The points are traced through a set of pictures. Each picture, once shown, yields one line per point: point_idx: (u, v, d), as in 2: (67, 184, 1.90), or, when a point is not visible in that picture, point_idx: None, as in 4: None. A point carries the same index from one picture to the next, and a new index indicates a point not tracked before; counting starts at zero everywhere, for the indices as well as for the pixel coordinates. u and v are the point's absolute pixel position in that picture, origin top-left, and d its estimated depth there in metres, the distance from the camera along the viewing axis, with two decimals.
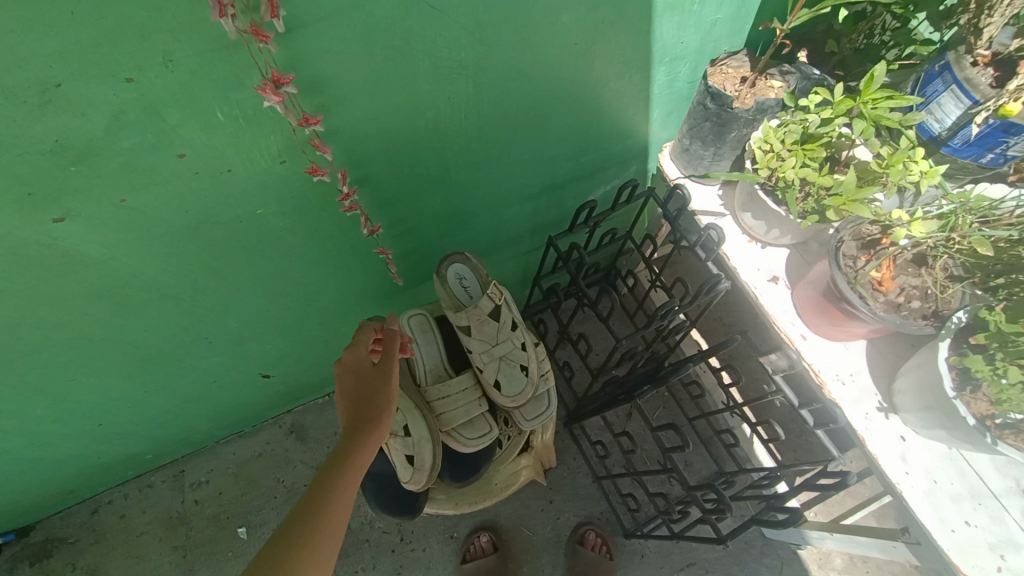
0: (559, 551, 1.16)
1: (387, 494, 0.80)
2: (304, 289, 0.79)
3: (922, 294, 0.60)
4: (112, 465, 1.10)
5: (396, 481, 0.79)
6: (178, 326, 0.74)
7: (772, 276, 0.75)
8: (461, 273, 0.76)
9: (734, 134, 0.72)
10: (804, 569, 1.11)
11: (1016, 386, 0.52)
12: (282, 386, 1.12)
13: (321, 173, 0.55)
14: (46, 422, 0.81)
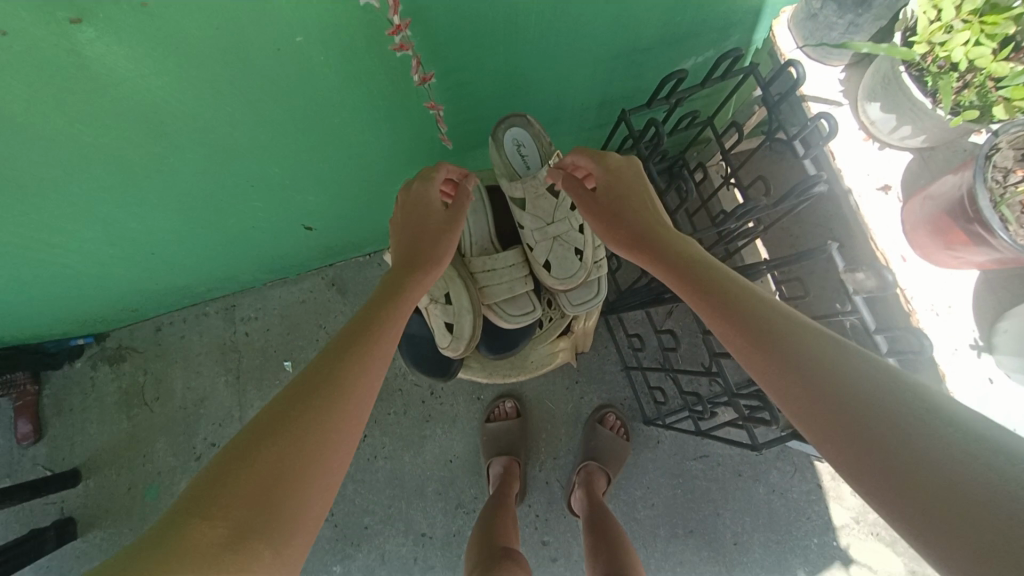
0: (577, 425, 1.22)
1: (423, 354, 0.81)
2: (347, 138, 0.72)
3: None
4: (168, 292, 1.17)
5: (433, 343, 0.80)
6: (218, 164, 0.70)
7: (883, 184, 0.65)
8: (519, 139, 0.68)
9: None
10: (815, 479, 1.14)
11: None
12: (324, 240, 1.11)
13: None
14: (103, 243, 0.84)
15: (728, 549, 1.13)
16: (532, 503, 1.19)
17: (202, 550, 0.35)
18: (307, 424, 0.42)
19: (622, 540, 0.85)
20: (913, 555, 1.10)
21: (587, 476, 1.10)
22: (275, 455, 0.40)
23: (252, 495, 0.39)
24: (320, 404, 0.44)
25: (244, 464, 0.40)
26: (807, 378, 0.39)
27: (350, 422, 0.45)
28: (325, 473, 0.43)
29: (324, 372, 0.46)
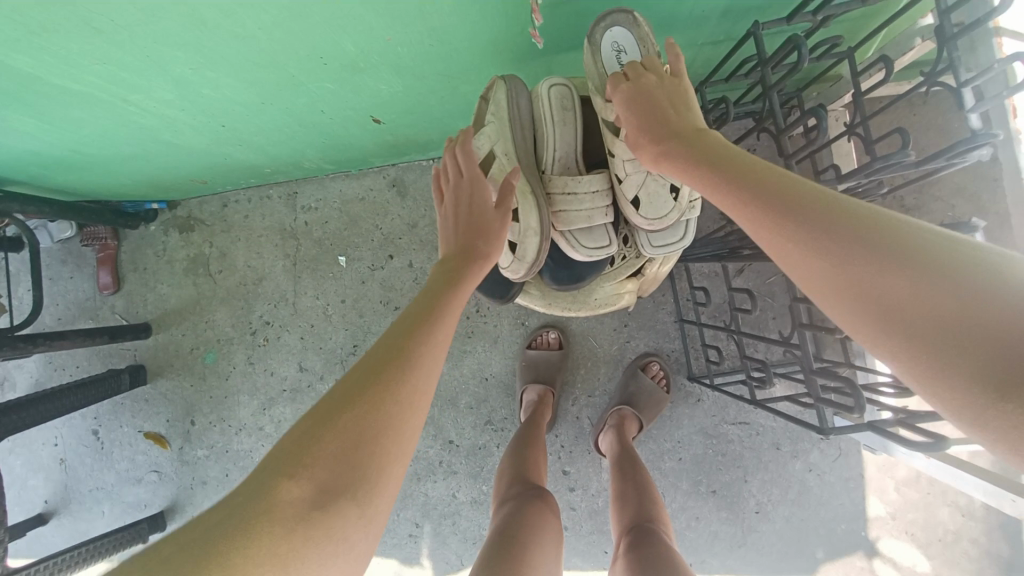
0: (618, 368, 1.20)
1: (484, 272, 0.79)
2: (433, 21, 0.64)
3: None
4: (236, 168, 1.17)
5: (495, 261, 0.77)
6: (294, 36, 0.65)
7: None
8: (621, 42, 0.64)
9: None
10: (859, 467, 1.08)
11: None
12: (390, 136, 1.06)
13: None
14: (175, 107, 0.82)
15: (748, 515, 1.12)
16: (559, 434, 1.20)
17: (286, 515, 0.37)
18: (376, 406, 0.42)
19: (650, 489, 0.84)
20: (944, 560, 1.05)
21: (619, 419, 1.10)
22: (347, 429, 0.40)
23: (329, 469, 0.39)
24: (388, 387, 0.43)
25: (314, 429, 0.40)
26: (852, 269, 0.35)
27: (420, 397, 0.45)
28: (397, 456, 0.43)
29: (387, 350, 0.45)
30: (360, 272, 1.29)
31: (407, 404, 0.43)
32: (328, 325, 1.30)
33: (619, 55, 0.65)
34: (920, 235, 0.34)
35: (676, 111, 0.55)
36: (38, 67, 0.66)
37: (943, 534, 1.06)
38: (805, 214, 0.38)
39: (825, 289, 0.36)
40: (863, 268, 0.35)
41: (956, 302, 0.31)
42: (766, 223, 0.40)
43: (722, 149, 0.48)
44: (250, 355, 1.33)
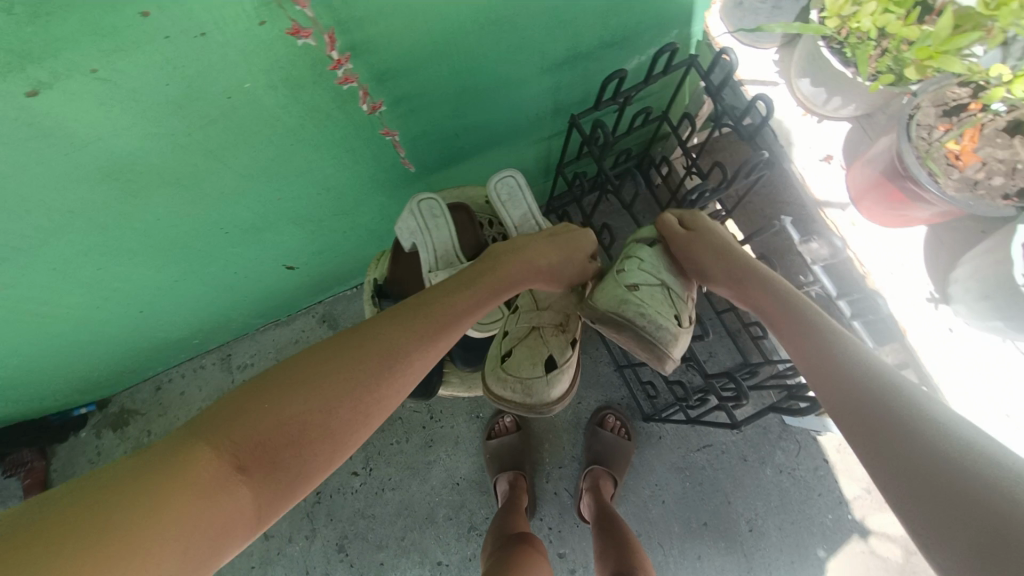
0: (579, 431, 1.23)
1: None
2: (314, 176, 0.75)
3: (1008, 169, 0.51)
4: (163, 348, 1.19)
5: None
6: (191, 216, 0.73)
7: (826, 155, 0.67)
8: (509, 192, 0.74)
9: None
10: (820, 454, 1.14)
11: None
12: (308, 277, 1.13)
13: (309, 33, 0.49)
14: (90, 306, 0.86)
15: (743, 537, 1.12)
16: (544, 516, 1.18)
17: (203, 484, 0.40)
18: (324, 396, 0.47)
19: (632, 544, 0.86)
20: None
21: (593, 480, 1.11)
22: (291, 410, 0.46)
23: (249, 443, 0.44)
24: (342, 379, 0.49)
25: (265, 408, 0.46)
26: (892, 434, 0.43)
27: (372, 405, 0.50)
28: (319, 455, 0.47)
29: (364, 343, 0.51)
30: None
31: (356, 402, 0.49)
32: None
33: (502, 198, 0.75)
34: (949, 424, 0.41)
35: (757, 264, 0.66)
36: None
37: None
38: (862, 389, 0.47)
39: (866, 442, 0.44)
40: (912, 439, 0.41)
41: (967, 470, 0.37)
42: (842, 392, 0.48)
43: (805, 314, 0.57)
44: None
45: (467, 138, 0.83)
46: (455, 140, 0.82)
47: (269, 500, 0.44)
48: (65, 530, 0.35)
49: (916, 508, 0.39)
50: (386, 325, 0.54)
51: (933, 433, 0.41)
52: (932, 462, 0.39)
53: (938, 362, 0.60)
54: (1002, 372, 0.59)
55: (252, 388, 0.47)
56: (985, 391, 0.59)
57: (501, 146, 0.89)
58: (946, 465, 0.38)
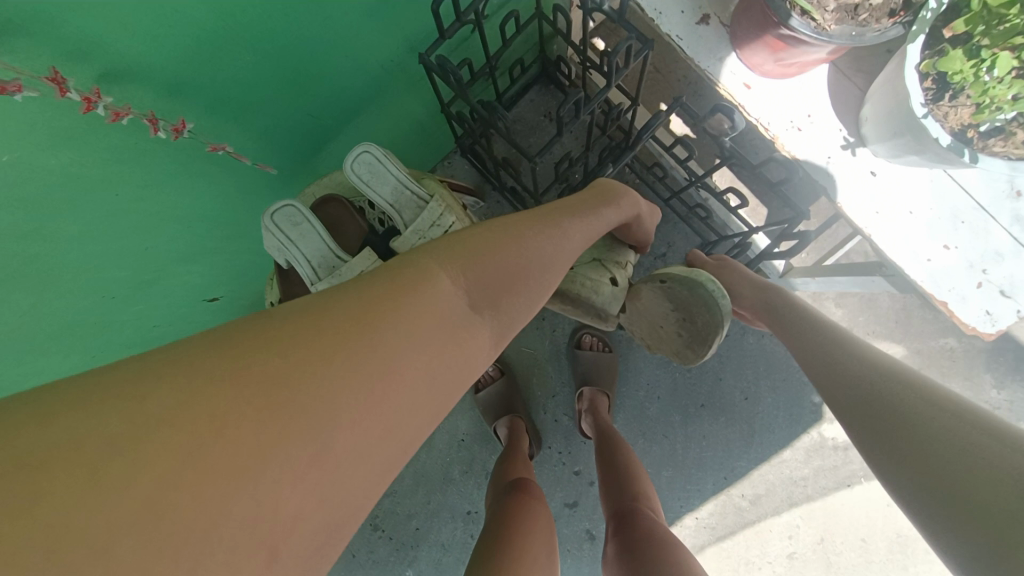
0: (562, 357, 1.23)
1: None
2: (173, 215, 0.67)
3: None
4: None
5: None
6: (65, 300, 0.67)
7: (700, 15, 0.60)
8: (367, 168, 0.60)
9: None
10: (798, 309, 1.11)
11: (1001, 81, 0.48)
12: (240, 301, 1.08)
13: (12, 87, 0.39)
14: None
15: (741, 406, 1.15)
16: (551, 444, 1.22)
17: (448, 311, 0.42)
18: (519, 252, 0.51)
19: (633, 468, 0.86)
20: (911, 337, 1.08)
21: (590, 402, 1.12)
22: (495, 257, 0.49)
23: (468, 285, 0.45)
24: (528, 243, 0.52)
25: (482, 253, 0.48)
26: (895, 433, 0.46)
27: (546, 276, 0.54)
28: (508, 308, 0.49)
29: (534, 221, 0.56)
30: None
31: (538, 264, 0.53)
32: None
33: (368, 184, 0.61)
34: (951, 413, 0.44)
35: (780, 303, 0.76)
36: None
37: (896, 317, 1.09)
38: (867, 397, 0.52)
39: (874, 450, 0.48)
40: (908, 435, 0.45)
41: (958, 450, 0.41)
42: (853, 409, 0.53)
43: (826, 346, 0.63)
44: None
45: (325, 115, 0.74)
46: (312, 123, 0.73)
47: (489, 340, 0.47)
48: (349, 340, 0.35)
49: (921, 500, 0.42)
50: (546, 220, 0.57)
51: (927, 424, 0.45)
52: (928, 453, 0.43)
53: (865, 215, 0.59)
54: (932, 206, 0.57)
55: (465, 237, 0.49)
56: (921, 230, 0.57)
57: (369, 109, 0.80)
58: (942, 451, 0.42)
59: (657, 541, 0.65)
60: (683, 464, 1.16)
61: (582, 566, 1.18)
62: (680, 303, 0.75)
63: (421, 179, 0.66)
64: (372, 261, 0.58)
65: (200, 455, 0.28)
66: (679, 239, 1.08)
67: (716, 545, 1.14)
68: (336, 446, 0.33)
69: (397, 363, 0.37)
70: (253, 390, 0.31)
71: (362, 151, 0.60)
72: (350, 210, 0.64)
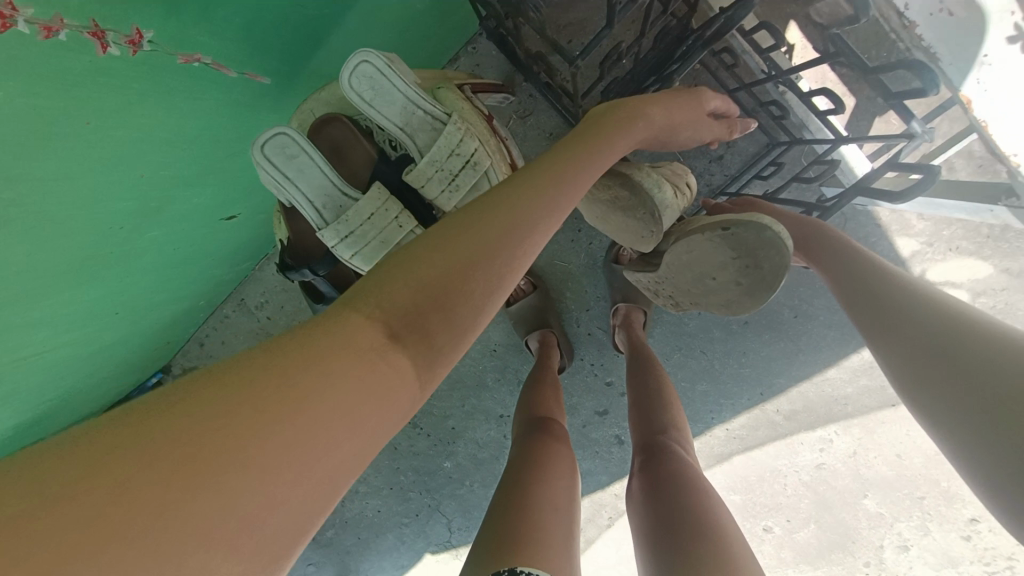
0: (598, 269, 1.16)
1: None
2: (157, 140, 0.59)
3: None
4: (178, 318, 1.22)
5: None
6: None
7: None
8: (371, 81, 0.48)
9: None
10: (874, 221, 0.97)
11: None
12: (256, 215, 1.03)
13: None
14: (65, 334, 0.84)
15: (789, 323, 1.08)
16: (584, 356, 1.20)
17: (366, 341, 0.33)
18: (479, 233, 0.40)
19: (665, 392, 0.84)
20: (1001, 253, 0.95)
21: (624, 317, 1.08)
22: (444, 249, 0.38)
23: (398, 305, 0.36)
24: (496, 216, 0.41)
25: (426, 252, 0.38)
26: (970, 395, 0.43)
27: (527, 246, 0.42)
28: (471, 299, 0.38)
29: (503, 191, 0.44)
30: None
31: (512, 236, 0.41)
32: None
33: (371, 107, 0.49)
34: None
35: (822, 235, 0.68)
36: None
37: (989, 230, 0.94)
38: (932, 348, 0.48)
39: (934, 407, 0.46)
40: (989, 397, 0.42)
41: None
42: (908, 360, 0.49)
43: (869, 282, 0.58)
44: None
45: None
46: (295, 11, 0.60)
47: (441, 355, 0.37)
48: (236, 403, 0.28)
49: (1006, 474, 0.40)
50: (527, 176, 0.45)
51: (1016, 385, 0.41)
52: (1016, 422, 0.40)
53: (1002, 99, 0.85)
54: None
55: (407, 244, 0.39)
56: None
57: None
58: None
59: (693, 478, 0.64)
60: (719, 379, 1.13)
61: (610, 467, 1.24)
62: (746, 248, 0.63)
63: (436, 89, 0.54)
64: (382, 202, 0.50)
65: (74, 545, 0.23)
66: (742, 138, 0.91)
67: (745, 454, 1.16)
68: (232, 515, 0.26)
69: (299, 414, 0.29)
70: (110, 484, 0.25)
71: (361, 62, 0.48)
72: (353, 132, 0.54)
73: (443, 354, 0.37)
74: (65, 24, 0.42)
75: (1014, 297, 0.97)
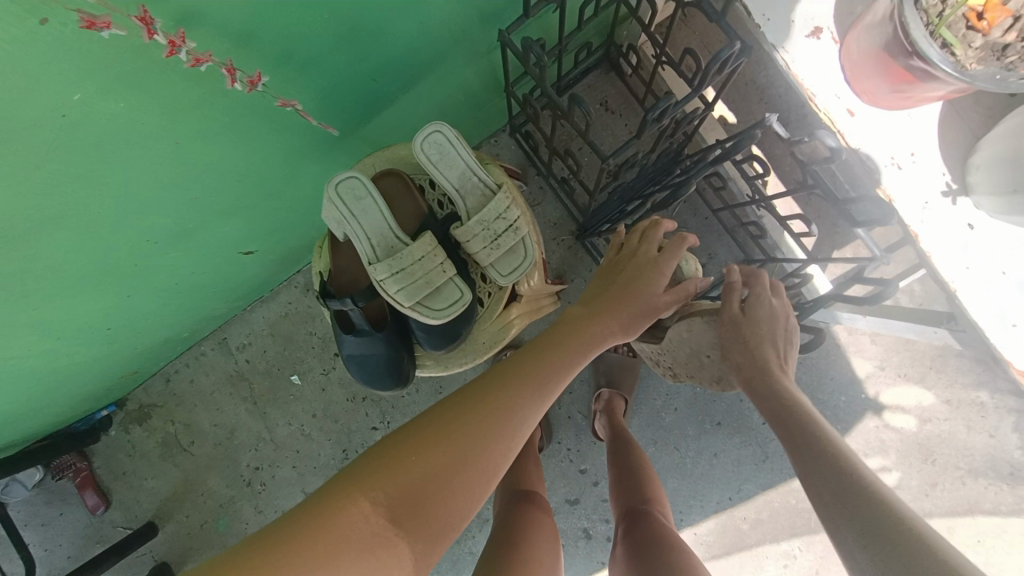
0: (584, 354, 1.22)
1: (366, 371, 0.63)
2: (223, 165, 0.66)
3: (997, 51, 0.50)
4: (157, 345, 1.21)
5: (376, 356, 0.62)
6: (106, 238, 0.67)
7: (812, 27, 0.56)
8: (440, 145, 0.57)
9: None
10: (834, 340, 1.08)
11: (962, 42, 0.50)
12: (270, 256, 1.08)
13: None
14: (53, 338, 0.83)
15: (757, 429, 1.14)
16: (561, 439, 1.21)
17: (362, 529, 0.42)
18: (464, 427, 0.49)
19: (644, 467, 0.87)
20: (943, 384, 1.07)
21: (606, 403, 1.11)
22: (432, 443, 0.48)
23: (389, 500, 0.44)
24: (480, 412, 0.50)
25: (421, 442, 0.48)
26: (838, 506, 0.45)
27: (503, 437, 0.50)
28: (460, 497, 0.47)
29: (491, 380, 0.54)
30: (318, 381, 1.34)
31: (492, 431, 0.50)
32: (312, 443, 1.34)
33: (433, 166, 0.57)
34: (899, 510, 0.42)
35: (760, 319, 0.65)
36: None
37: (931, 361, 1.07)
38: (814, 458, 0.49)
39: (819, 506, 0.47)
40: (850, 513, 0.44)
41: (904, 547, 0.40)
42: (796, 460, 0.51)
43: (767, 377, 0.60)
44: (257, 505, 1.37)
45: (386, 77, 0.71)
46: (377, 87, 0.71)
47: (426, 544, 0.45)
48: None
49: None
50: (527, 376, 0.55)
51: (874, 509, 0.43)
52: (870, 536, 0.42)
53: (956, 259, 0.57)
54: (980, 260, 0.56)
55: (403, 434, 0.49)
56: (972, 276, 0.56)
57: (430, 80, 0.78)
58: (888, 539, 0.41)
59: (670, 541, 0.66)
60: (690, 477, 1.16)
61: (573, 562, 1.19)
62: None
63: (485, 163, 0.63)
64: (431, 247, 0.56)
65: None
66: (723, 252, 1.05)
67: (710, 561, 1.14)
68: None
69: None
70: None
71: (434, 130, 0.57)
72: (408, 186, 0.62)
73: (424, 546, 0.45)
74: (212, 59, 0.48)
75: (953, 426, 1.08)
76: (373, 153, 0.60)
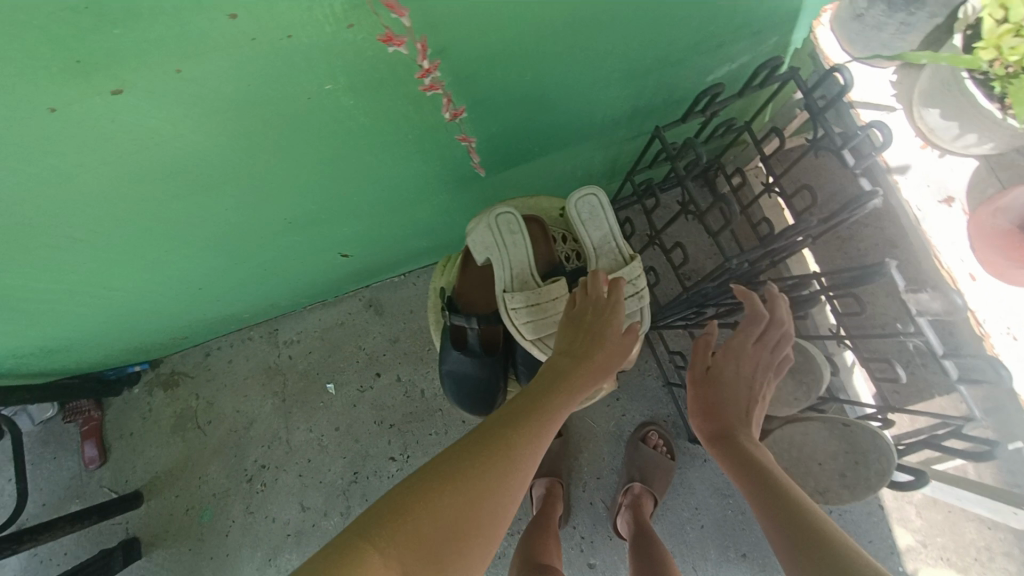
0: (620, 444, 1.20)
1: (461, 390, 0.69)
2: (382, 173, 0.74)
3: None
4: (218, 318, 1.24)
5: (479, 379, 0.68)
6: (258, 207, 0.73)
7: (946, 196, 0.60)
8: (593, 208, 0.65)
9: (932, 11, 0.54)
10: (879, 501, 1.05)
11: None
12: (357, 264, 1.13)
13: (403, 11, 0.43)
14: (155, 282, 0.88)
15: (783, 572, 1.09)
16: (577, 525, 1.17)
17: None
18: (479, 468, 0.50)
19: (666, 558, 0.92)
20: None
21: (634, 498, 1.09)
22: (448, 487, 0.48)
23: (400, 552, 0.44)
24: (493, 451, 0.51)
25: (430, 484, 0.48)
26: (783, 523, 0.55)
27: (516, 472, 0.51)
28: (479, 544, 0.48)
29: (503, 417, 0.55)
30: (351, 396, 1.35)
31: (506, 470, 0.51)
32: (325, 457, 1.32)
33: (582, 224, 0.65)
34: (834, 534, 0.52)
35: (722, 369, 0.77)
36: (21, 280, 0.72)
37: (977, 553, 1.02)
38: (762, 485, 0.61)
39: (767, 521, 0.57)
40: (793, 527, 0.54)
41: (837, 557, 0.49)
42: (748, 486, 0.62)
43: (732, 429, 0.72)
44: (249, 504, 1.33)
45: (540, 141, 0.79)
46: (529, 146, 0.80)
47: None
48: None
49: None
50: (530, 416, 0.55)
51: (813, 526, 0.53)
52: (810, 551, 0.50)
53: None
54: None
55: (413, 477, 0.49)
56: None
57: (570, 152, 0.86)
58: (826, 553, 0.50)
59: None
60: None
61: None
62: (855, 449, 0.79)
63: None
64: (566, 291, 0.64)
65: None
66: None
67: None
68: None
69: None
70: None
71: (589, 193, 0.65)
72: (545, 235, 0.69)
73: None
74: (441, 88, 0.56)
75: None
76: (524, 199, 0.68)
